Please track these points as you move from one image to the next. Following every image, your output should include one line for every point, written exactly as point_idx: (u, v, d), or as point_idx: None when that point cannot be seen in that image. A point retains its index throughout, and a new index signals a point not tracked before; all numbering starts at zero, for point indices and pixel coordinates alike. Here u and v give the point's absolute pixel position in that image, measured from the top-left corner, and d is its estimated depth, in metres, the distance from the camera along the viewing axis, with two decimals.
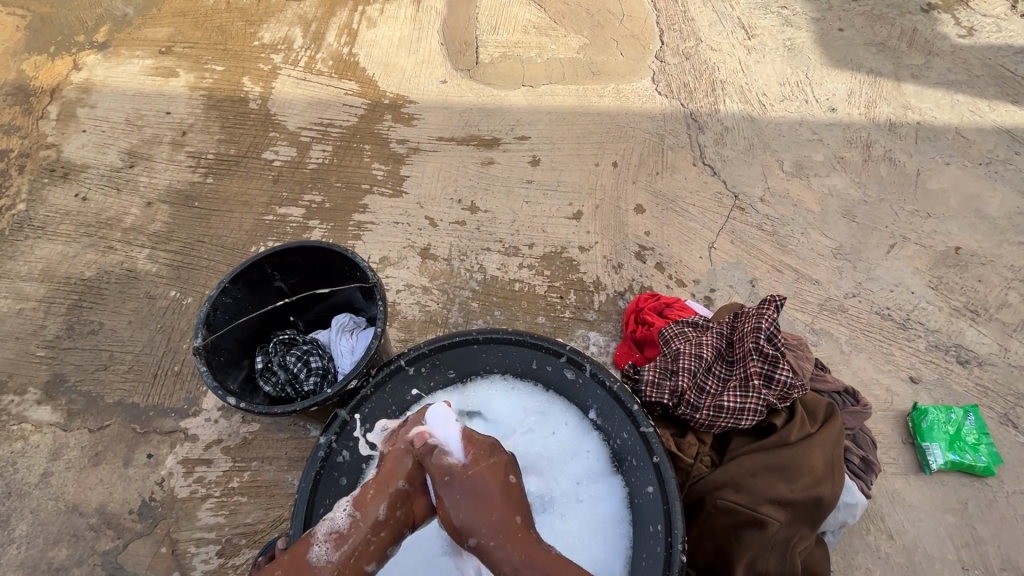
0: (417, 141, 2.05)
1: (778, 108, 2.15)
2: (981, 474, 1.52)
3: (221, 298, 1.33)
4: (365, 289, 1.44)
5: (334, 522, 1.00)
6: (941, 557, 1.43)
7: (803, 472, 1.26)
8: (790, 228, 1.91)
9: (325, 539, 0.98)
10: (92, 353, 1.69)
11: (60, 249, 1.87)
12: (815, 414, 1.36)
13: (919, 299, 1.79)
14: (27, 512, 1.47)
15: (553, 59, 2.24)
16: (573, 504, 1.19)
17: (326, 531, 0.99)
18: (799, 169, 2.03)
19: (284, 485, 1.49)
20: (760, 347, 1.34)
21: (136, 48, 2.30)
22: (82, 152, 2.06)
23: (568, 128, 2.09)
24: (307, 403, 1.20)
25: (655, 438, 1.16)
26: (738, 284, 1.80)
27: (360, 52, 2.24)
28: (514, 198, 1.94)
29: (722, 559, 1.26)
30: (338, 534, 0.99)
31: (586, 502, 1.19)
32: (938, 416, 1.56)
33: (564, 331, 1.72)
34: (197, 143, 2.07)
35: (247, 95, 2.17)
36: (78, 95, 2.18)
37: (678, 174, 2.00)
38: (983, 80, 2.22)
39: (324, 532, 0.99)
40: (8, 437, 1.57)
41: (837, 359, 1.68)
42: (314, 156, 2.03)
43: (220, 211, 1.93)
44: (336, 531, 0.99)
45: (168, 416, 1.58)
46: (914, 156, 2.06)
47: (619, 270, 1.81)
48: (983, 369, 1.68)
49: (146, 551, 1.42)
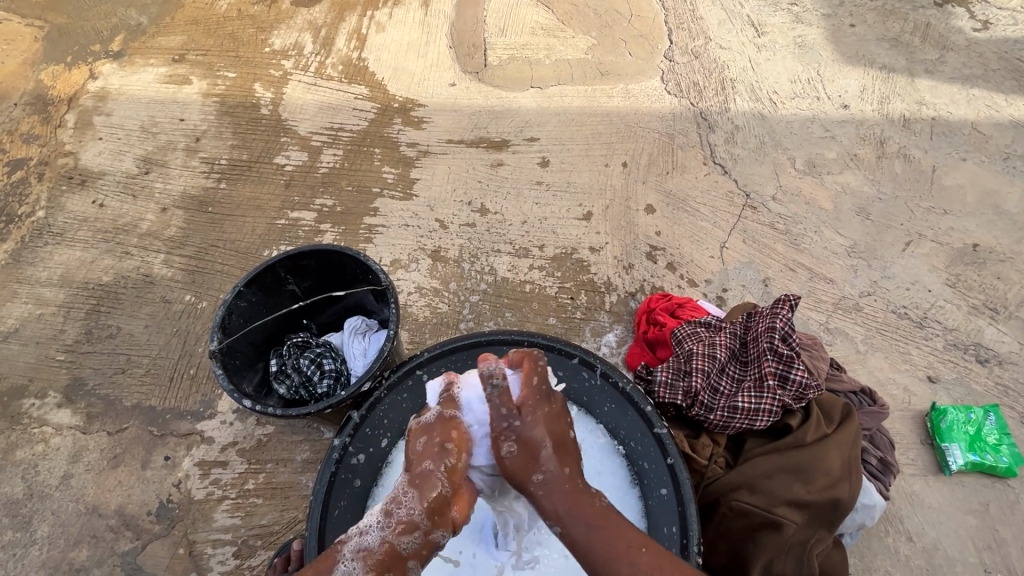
0: (426, 144, 2.06)
1: (789, 106, 2.13)
2: (1003, 475, 1.49)
3: (237, 301, 1.34)
4: (377, 292, 1.46)
5: (363, 540, 0.98)
6: (962, 560, 1.40)
7: (820, 473, 1.24)
8: (804, 227, 1.89)
9: (353, 557, 0.95)
10: (111, 356, 1.72)
11: (78, 255, 1.91)
12: (831, 416, 1.34)
13: (937, 297, 1.76)
14: (48, 514, 1.50)
15: (562, 60, 2.24)
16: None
17: (355, 548, 0.96)
18: (811, 167, 2.01)
19: (299, 487, 1.51)
20: (774, 347, 1.33)
21: (150, 57, 2.33)
22: (99, 159, 2.10)
23: (578, 129, 2.08)
24: (321, 405, 1.21)
25: (669, 438, 1.17)
26: (751, 284, 1.78)
27: (370, 57, 2.26)
28: (524, 200, 1.94)
29: (737, 561, 1.25)
30: (366, 552, 0.96)
31: None
32: (958, 416, 1.53)
33: (575, 332, 1.71)
34: (210, 150, 2.10)
35: (259, 101, 2.19)
36: (95, 104, 2.22)
37: (688, 174, 1.99)
38: (1000, 74, 2.18)
39: (353, 549, 0.96)
40: (29, 440, 1.60)
41: (853, 360, 1.66)
42: (326, 160, 2.04)
43: (233, 216, 1.95)
44: (365, 549, 0.96)
45: (185, 419, 1.60)
46: (928, 153, 2.03)
47: (630, 270, 1.81)
48: (1004, 368, 1.65)
49: (165, 552, 1.44)
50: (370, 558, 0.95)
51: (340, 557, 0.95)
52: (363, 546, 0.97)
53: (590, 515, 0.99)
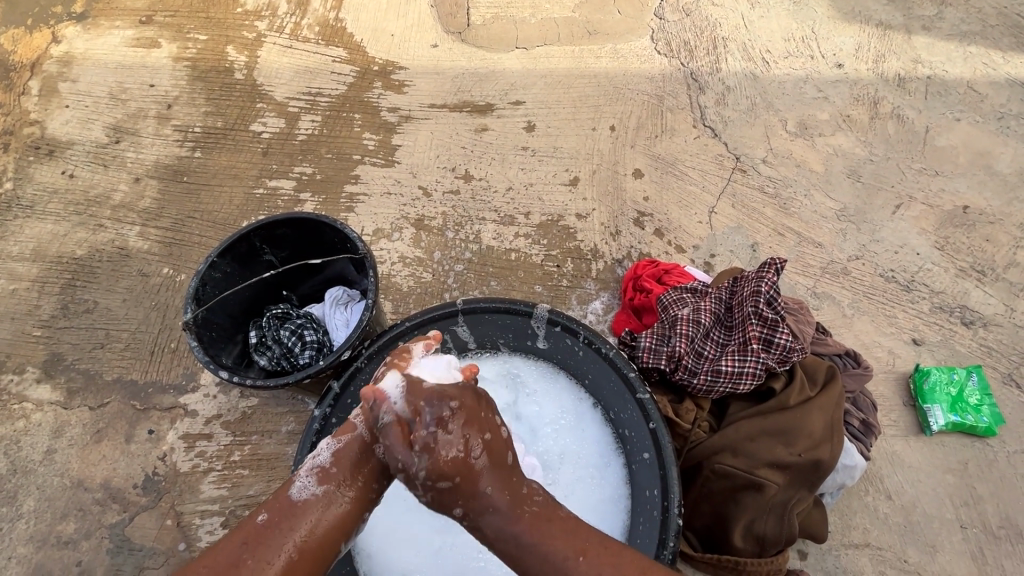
0: (408, 109, 1.99)
1: (781, 65, 2.07)
2: (983, 434, 1.51)
3: (210, 272, 1.32)
4: (356, 261, 1.43)
5: (318, 459, 0.91)
6: (940, 516, 1.43)
7: (802, 436, 1.25)
8: (793, 190, 1.86)
9: (308, 473, 0.89)
10: (89, 331, 1.69)
11: (51, 228, 1.85)
12: (815, 378, 1.34)
13: (925, 260, 1.75)
14: (33, 489, 1.49)
15: (548, 19, 2.14)
16: (562, 489, 1.19)
17: (309, 467, 0.90)
18: (803, 129, 1.96)
19: (286, 458, 1.50)
20: (759, 311, 1.31)
21: (115, 19, 2.21)
22: (67, 128, 2.02)
23: (565, 91, 2.02)
24: (300, 375, 1.20)
25: (651, 404, 1.17)
26: (739, 248, 1.76)
27: (348, 17, 2.15)
28: (509, 166, 1.89)
29: (719, 523, 1.27)
30: (321, 471, 0.89)
31: (580, 488, 1.18)
32: (940, 376, 1.55)
33: (561, 301, 1.69)
34: (183, 117, 2.02)
35: (232, 65, 2.10)
36: (59, 70, 2.12)
37: (677, 137, 1.94)
38: (998, 30, 2.11)
39: (307, 468, 0.90)
40: (9, 416, 1.58)
41: (839, 323, 1.66)
42: (304, 127, 1.97)
43: (210, 186, 1.89)
44: (319, 467, 0.89)
45: (167, 393, 1.58)
46: (923, 113, 1.99)
47: (617, 237, 1.78)
48: (988, 330, 1.66)
49: (153, 524, 1.44)
50: (324, 475, 0.89)
51: (296, 476, 0.89)
52: (317, 465, 0.90)
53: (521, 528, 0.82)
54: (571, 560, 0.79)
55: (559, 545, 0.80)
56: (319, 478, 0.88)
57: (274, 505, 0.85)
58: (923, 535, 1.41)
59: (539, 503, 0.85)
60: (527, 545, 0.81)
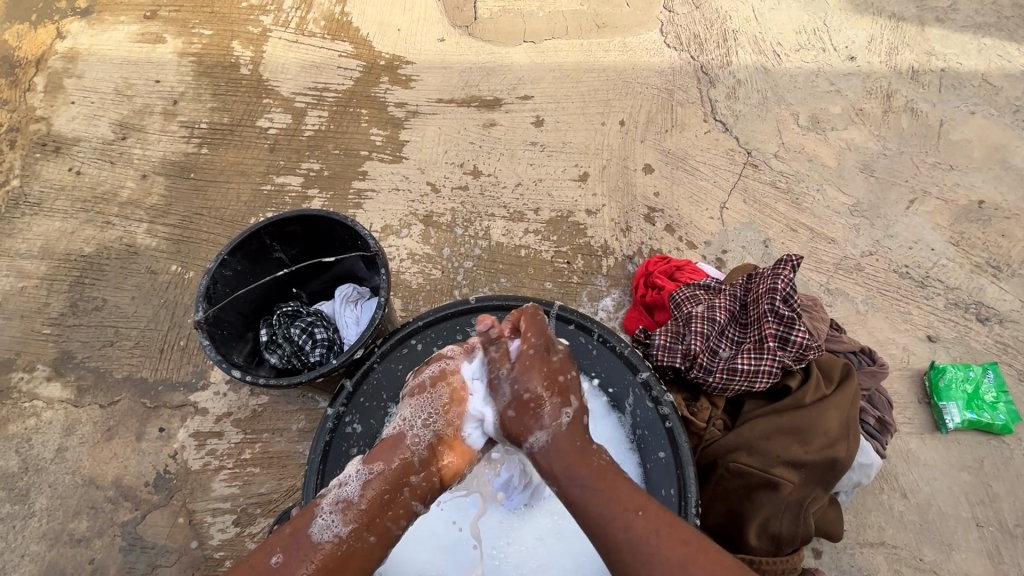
0: (415, 104, 1.97)
1: (793, 58, 2.04)
2: (999, 432, 1.50)
3: (221, 271, 1.31)
4: (367, 259, 1.42)
5: (342, 492, 0.90)
6: (955, 514, 1.42)
7: (818, 434, 1.24)
8: (805, 185, 1.83)
9: (331, 509, 0.88)
10: (98, 329, 1.68)
11: (58, 226, 1.84)
12: (830, 376, 1.33)
13: (940, 256, 1.73)
14: (45, 487, 1.49)
15: (556, 12, 2.12)
16: None
17: (332, 501, 0.89)
18: (815, 123, 1.94)
19: (296, 456, 1.50)
20: (775, 308, 1.30)
21: (120, 14, 2.20)
22: (72, 125, 2.01)
23: (574, 86, 1.99)
24: (314, 374, 1.20)
25: (669, 407, 1.16)
26: (751, 244, 1.74)
27: (353, 11, 2.13)
28: (517, 161, 1.88)
29: (734, 522, 1.26)
30: (345, 505, 0.89)
31: None
32: (956, 373, 1.53)
33: (571, 298, 1.68)
34: (189, 113, 2.01)
35: (238, 60, 2.08)
36: (64, 66, 2.11)
37: (688, 132, 1.92)
38: (1013, 22, 2.08)
39: (330, 502, 0.89)
40: (20, 414, 1.58)
41: (853, 320, 1.65)
42: (310, 123, 1.96)
43: (217, 182, 1.88)
44: (343, 501, 0.89)
45: (177, 390, 1.58)
46: (937, 106, 1.96)
47: (627, 233, 1.76)
48: (1004, 326, 1.64)
49: (165, 522, 1.44)
50: (348, 511, 0.88)
51: (318, 511, 0.88)
52: (342, 498, 0.90)
53: (586, 475, 0.88)
54: (631, 512, 0.83)
55: (620, 497, 0.85)
56: (344, 517, 0.88)
57: (296, 548, 0.85)
58: (939, 534, 1.40)
59: (603, 458, 0.92)
60: (590, 493, 0.86)
